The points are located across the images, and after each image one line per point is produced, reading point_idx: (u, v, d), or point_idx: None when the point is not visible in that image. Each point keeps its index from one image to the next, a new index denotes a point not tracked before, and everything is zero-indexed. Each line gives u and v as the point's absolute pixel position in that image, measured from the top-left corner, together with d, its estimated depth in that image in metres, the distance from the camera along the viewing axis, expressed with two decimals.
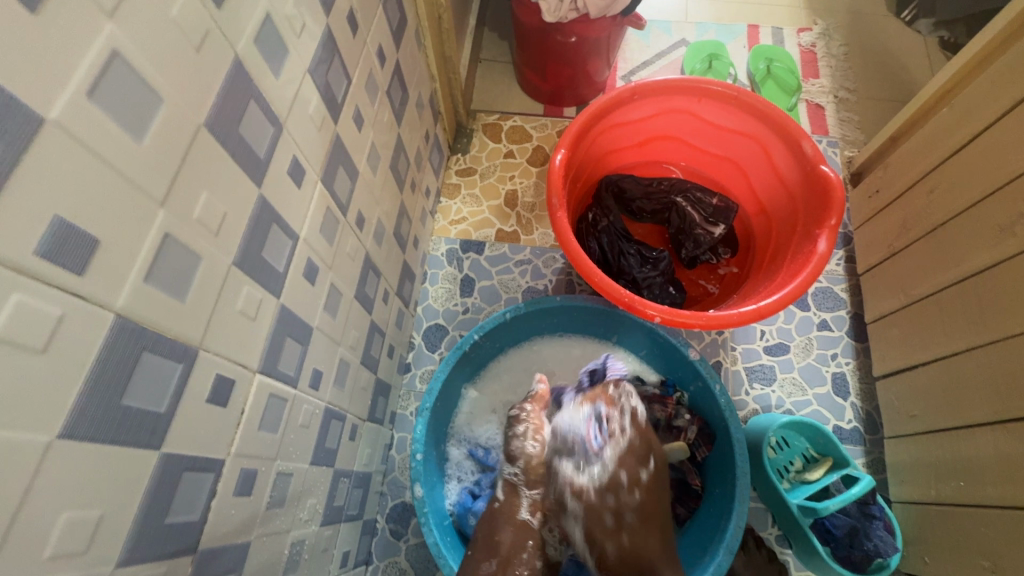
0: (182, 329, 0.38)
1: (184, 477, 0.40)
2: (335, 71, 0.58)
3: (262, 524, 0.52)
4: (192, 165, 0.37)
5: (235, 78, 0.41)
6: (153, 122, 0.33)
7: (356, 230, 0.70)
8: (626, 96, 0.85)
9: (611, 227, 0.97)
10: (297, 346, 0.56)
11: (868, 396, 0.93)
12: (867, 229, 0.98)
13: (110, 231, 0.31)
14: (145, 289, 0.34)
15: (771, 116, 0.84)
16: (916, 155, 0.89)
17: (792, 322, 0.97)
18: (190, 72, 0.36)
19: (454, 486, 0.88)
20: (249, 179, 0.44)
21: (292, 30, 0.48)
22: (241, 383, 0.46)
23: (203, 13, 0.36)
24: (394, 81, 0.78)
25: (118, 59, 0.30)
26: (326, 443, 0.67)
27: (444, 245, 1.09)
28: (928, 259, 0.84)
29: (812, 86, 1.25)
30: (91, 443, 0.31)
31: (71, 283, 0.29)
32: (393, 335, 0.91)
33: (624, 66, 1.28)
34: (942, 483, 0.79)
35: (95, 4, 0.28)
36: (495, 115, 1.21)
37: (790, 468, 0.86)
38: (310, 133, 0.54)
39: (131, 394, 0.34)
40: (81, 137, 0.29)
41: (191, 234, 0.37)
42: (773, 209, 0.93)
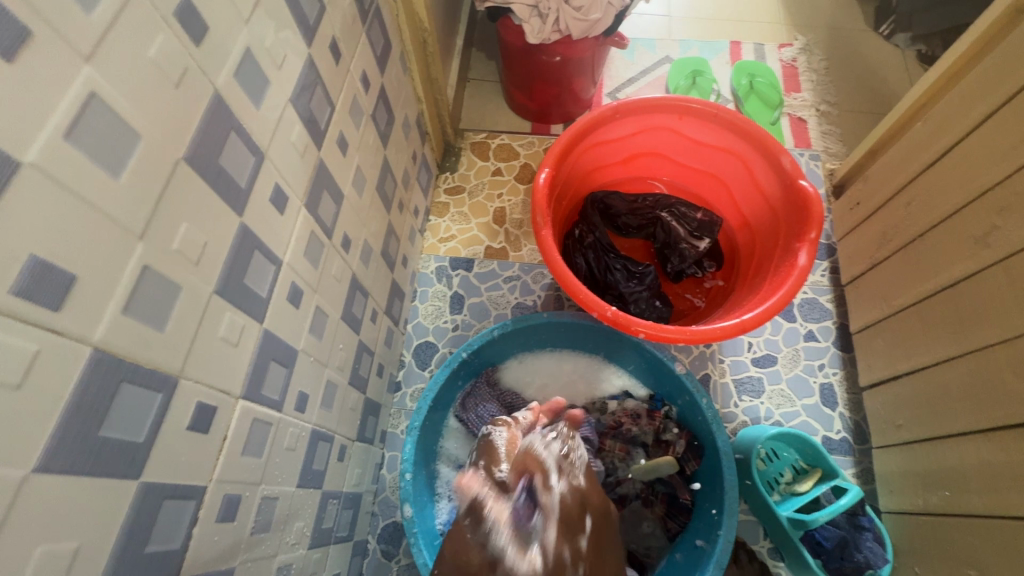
0: (160, 359, 0.38)
1: (165, 505, 0.40)
2: (318, 98, 0.59)
3: (247, 549, 0.52)
4: (170, 198, 0.38)
5: (215, 112, 0.42)
6: (131, 159, 0.34)
7: (342, 252, 0.71)
8: (609, 114, 0.87)
9: (597, 242, 0.98)
10: (282, 369, 0.56)
11: (855, 406, 0.94)
12: (850, 240, 1.00)
13: (87, 266, 0.32)
14: (123, 321, 0.34)
15: (750, 131, 0.85)
16: (894, 167, 0.91)
17: (779, 333, 0.98)
18: (169, 108, 0.37)
19: (445, 505, 0.86)
20: (230, 208, 0.45)
21: (273, 62, 0.49)
22: (223, 410, 0.46)
23: (181, 50, 0.37)
24: (379, 104, 0.80)
25: (95, 100, 0.31)
26: (314, 465, 0.67)
27: (433, 263, 1.10)
28: (909, 269, 0.85)
29: (795, 100, 1.27)
30: (67, 475, 0.32)
31: (48, 319, 0.30)
32: (382, 353, 0.92)
33: (610, 83, 1.30)
34: (929, 491, 0.79)
35: (72, 49, 0.30)
36: (483, 134, 1.23)
37: (779, 479, 0.86)
38: (293, 159, 0.55)
39: (110, 425, 0.34)
40: (58, 177, 0.30)
41: (170, 265, 0.38)
42: (756, 222, 0.94)
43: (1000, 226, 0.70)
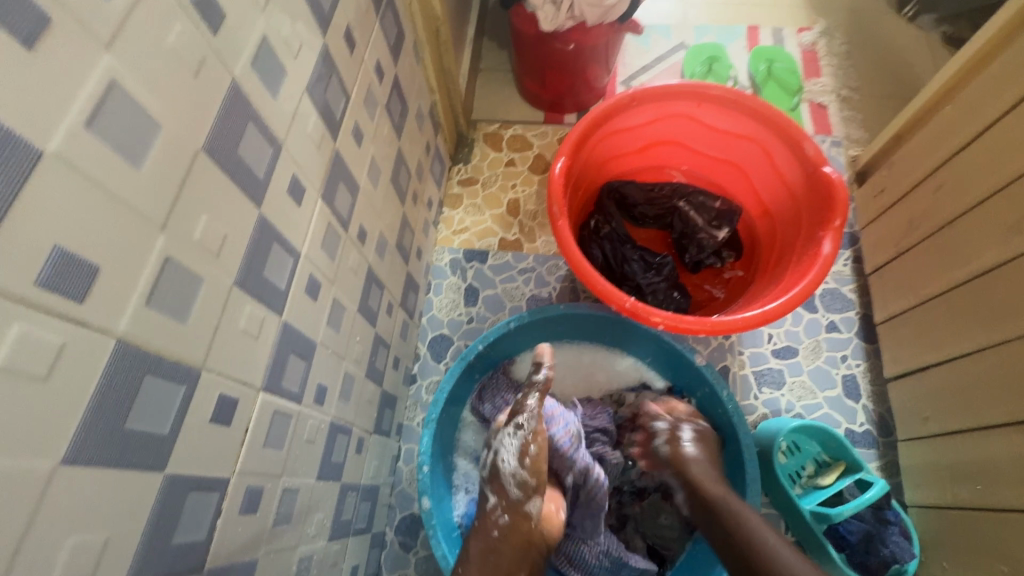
0: (183, 351, 0.38)
1: (190, 496, 0.40)
2: (333, 88, 0.59)
3: (269, 540, 0.52)
4: (191, 189, 0.37)
5: (233, 101, 0.41)
6: (152, 148, 0.34)
7: (358, 244, 0.70)
8: (625, 102, 0.85)
9: (614, 233, 0.97)
10: (301, 362, 0.56)
11: (879, 397, 0.92)
12: (874, 228, 0.97)
13: (110, 257, 0.31)
14: (145, 313, 0.34)
15: (770, 117, 0.83)
16: (922, 152, 0.88)
17: (800, 324, 0.97)
18: (188, 97, 0.36)
19: (462, 497, 0.86)
20: (248, 199, 0.44)
21: (290, 51, 0.49)
22: (245, 401, 0.46)
23: (199, 38, 0.37)
24: (393, 95, 0.79)
25: (116, 88, 0.31)
26: (333, 457, 0.67)
27: (448, 255, 1.09)
28: (938, 257, 0.82)
29: (815, 85, 1.24)
30: (95, 468, 0.31)
31: (72, 310, 0.29)
32: (398, 346, 0.91)
33: (623, 71, 1.28)
34: (958, 485, 0.77)
35: (93, 36, 0.29)
36: (496, 124, 1.22)
37: (801, 473, 0.85)
38: (309, 150, 0.54)
39: (135, 417, 0.34)
40: (80, 166, 0.29)
41: (192, 256, 0.38)
42: (777, 210, 0.92)
43: None
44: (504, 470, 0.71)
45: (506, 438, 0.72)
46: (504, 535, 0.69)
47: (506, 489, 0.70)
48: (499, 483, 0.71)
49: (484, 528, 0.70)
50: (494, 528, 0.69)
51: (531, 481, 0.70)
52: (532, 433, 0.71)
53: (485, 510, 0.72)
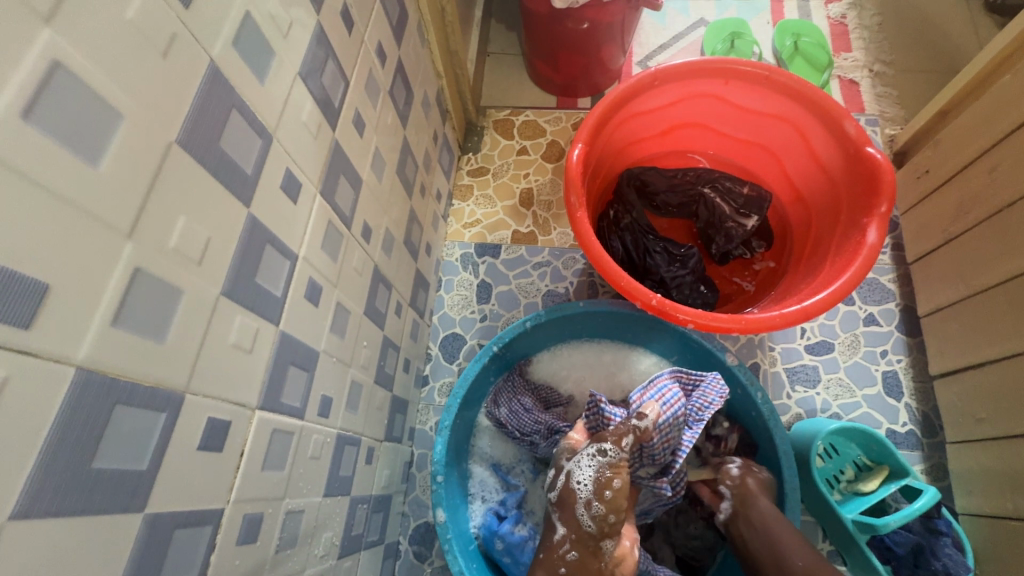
0: (162, 374, 0.33)
1: (176, 535, 0.35)
2: (331, 72, 0.53)
3: (272, 569, 0.48)
4: (164, 189, 0.32)
5: (212, 87, 0.36)
6: (112, 142, 0.29)
7: (363, 242, 0.65)
8: (648, 82, 0.79)
9: (635, 223, 0.90)
10: (302, 373, 0.52)
11: (923, 396, 0.85)
12: (917, 213, 0.90)
13: (64, 271, 0.26)
14: (113, 334, 0.29)
15: (807, 94, 0.76)
16: (974, 130, 0.80)
17: (836, 317, 0.90)
18: (157, 81, 0.31)
19: (478, 507, 0.81)
20: (235, 198, 0.39)
21: (279, 31, 0.43)
22: (239, 423, 0.41)
23: (167, 12, 0.31)
24: (397, 80, 0.73)
25: (61, 71, 0.26)
26: (341, 471, 0.63)
27: (458, 250, 1.04)
28: (994, 244, 0.75)
29: (846, 60, 1.16)
30: (56, 517, 0.27)
31: (15, 338, 0.24)
32: (408, 347, 0.87)
33: (640, 51, 1.21)
34: (1018, 494, 0.70)
35: (26, 7, 0.24)
36: (506, 110, 1.16)
37: (840, 478, 0.79)
38: (304, 141, 0.49)
39: (105, 454, 0.30)
40: (17, 165, 0.24)
41: (168, 265, 0.33)
42: (812, 196, 0.85)
43: None
44: (581, 502, 0.65)
45: (584, 463, 0.66)
46: (571, 573, 0.63)
47: (580, 519, 0.64)
48: (571, 513, 0.65)
49: (550, 561, 0.65)
50: (562, 564, 0.64)
51: (608, 517, 0.64)
52: (615, 460, 0.65)
53: (550, 542, 0.66)
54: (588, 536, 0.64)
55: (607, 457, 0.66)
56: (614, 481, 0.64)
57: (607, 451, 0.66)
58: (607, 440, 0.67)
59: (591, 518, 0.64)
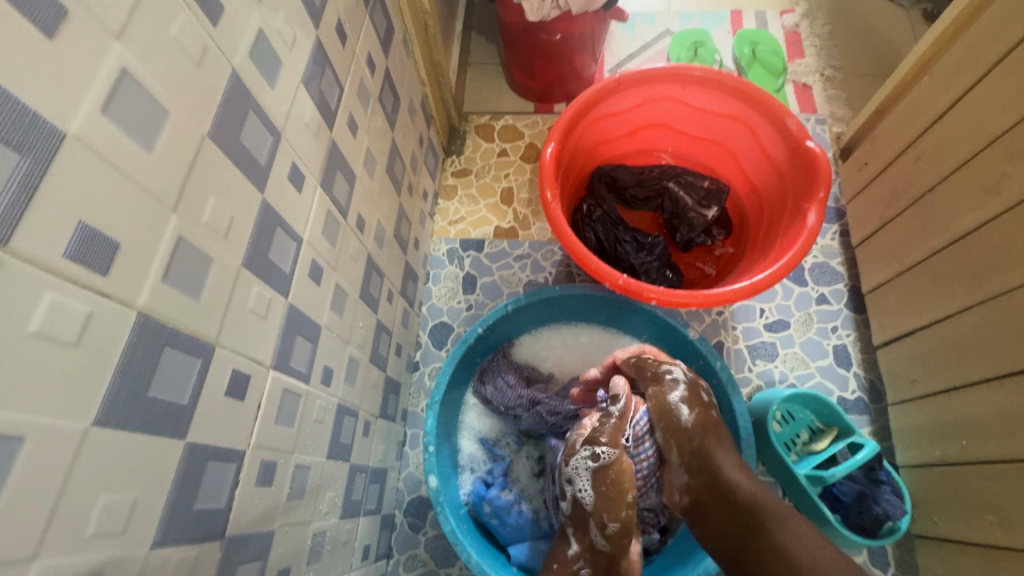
0: (197, 326, 0.40)
1: (209, 466, 0.42)
2: (327, 80, 0.61)
3: (284, 514, 0.55)
4: (200, 173, 0.40)
5: (233, 90, 0.43)
6: (162, 133, 0.36)
7: (357, 232, 0.72)
8: (612, 86, 0.87)
9: (606, 216, 0.99)
10: (307, 343, 0.59)
11: (869, 365, 0.94)
12: (859, 201, 1.00)
13: (128, 234, 0.33)
14: (162, 289, 0.36)
15: (753, 96, 0.86)
16: (902, 124, 0.90)
17: (790, 297, 0.99)
18: (193, 85, 0.39)
19: (468, 477, 0.88)
20: (252, 184, 0.46)
21: (284, 44, 0.51)
22: (257, 378, 0.48)
23: (200, 30, 0.39)
24: (385, 87, 0.81)
25: (127, 77, 0.33)
26: (341, 438, 0.69)
27: (445, 245, 1.11)
28: (921, 225, 0.84)
29: (799, 66, 1.27)
30: (122, 430, 0.34)
31: (97, 283, 0.31)
32: (400, 334, 0.94)
33: (611, 60, 1.30)
34: (946, 443, 0.79)
35: (104, 27, 0.31)
36: (487, 116, 1.24)
37: (796, 440, 0.87)
38: (307, 139, 0.56)
39: (156, 386, 0.36)
40: (99, 150, 0.31)
41: (202, 237, 0.40)
42: (763, 186, 0.95)
43: (1010, 173, 0.70)
44: (595, 519, 0.65)
45: (582, 468, 0.66)
46: None
47: (590, 536, 0.66)
48: (584, 530, 0.67)
49: (561, 571, 0.68)
50: None
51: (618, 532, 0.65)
52: (612, 464, 0.64)
53: (566, 555, 0.69)
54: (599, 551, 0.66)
55: (602, 461, 0.65)
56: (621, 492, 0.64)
57: (603, 455, 0.65)
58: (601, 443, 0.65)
59: (602, 538, 0.65)
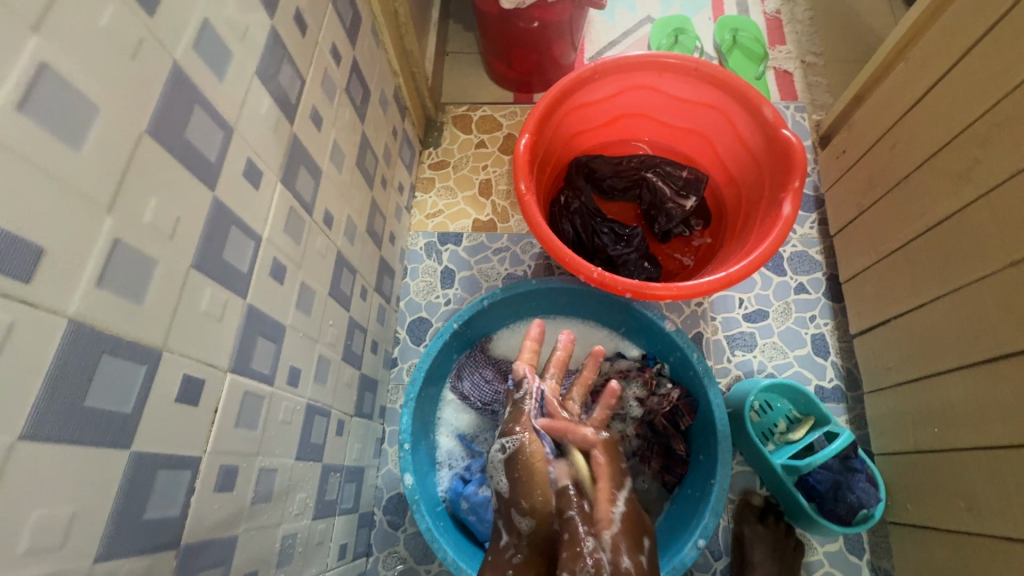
0: (141, 332, 0.39)
1: (159, 474, 0.41)
2: (287, 72, 0.59)
3: (248, 518, 0.53)
4: (138, 171, 0.38)
5: (176, 84, 0.42)
6: (92, 131, 0.34)
7: (325, 228, 0.71)
8: (587, 76, 0.86)
9: (584, 207, 0.98)
10: (270, 344, 0.57)
11: (847, 354, 0.95)
12: (836, 190, 0.99)
13: (55, 238, 0.32)
14: (98, 294, 0.35)
15: (730, 84, 0.84)
16: (878, 112, 0.90)
17: (769, 287, 0.99)
18: (127, 79, 0.37)
19: (446, 473, 0.88)
20: (201, 182, 0.45)
21: (235, 35, 0.49)
22: (212, 382, 0.47)
23: (135, 21, 0.37)
24: (353, 78, 0.79)
25: (48, 71, 0.31)
26: (312, 438, 0.68)
27: (422, 239, 1.10)
28: (896, 214, 0.84)
29: (779, 52, 1.26)
30: (56, 443, 0.32)
31: (19, 291, 0.30)
32: (376, 330, 0.92)
33: (591, 48, 1.28)
34: (918, 430, 0.80)
35: (17, 18, 0.30)
36: (464, 106, 1.22)
37: (774, 430, 0.87)
38: (264, 133, 0.54)
39: (95, 395, 0.35)
40: (16, 149, 0.30)
41: (144, 238, 0.39)
42: (741, 176, 0.94)
43: (981, 161, 0.70)
44: (515, 507, 0.67)
45: (496, 460, 0.71)
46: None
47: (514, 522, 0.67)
48: (509, 520, 0.68)
49: (497, 563, 0.67)
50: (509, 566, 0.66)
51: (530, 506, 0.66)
52: (516, 450, 0.69)
53: (498, 547, 0.69)
54: (525, 534, 0.66)
55: (510, 448, 0.70)
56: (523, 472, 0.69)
57: (509, 444, 0.71)
58: (508, 434, 0.71)
59: (526, 522, 0.66)
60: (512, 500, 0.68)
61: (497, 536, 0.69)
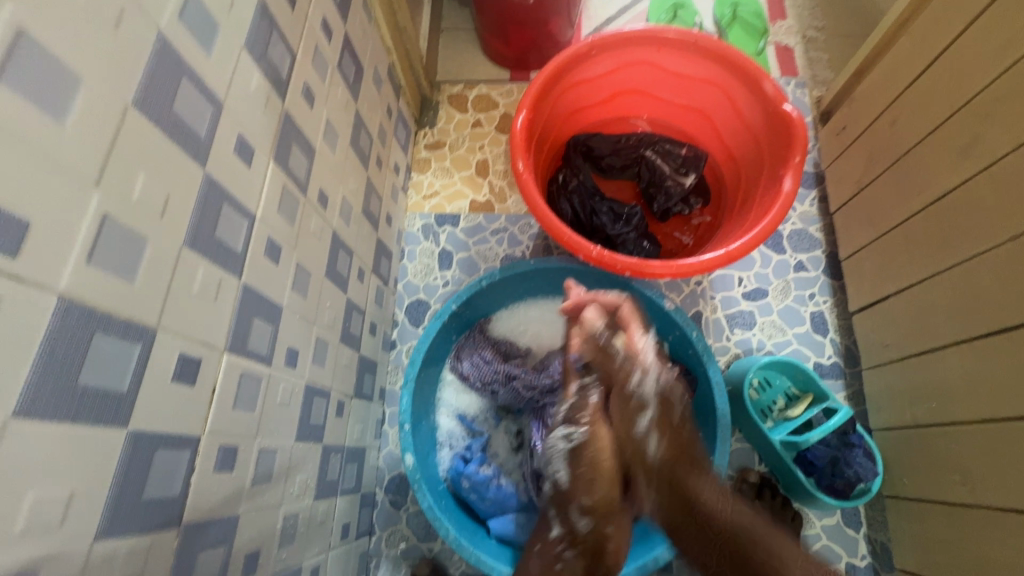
0: (134, 310, 0.38)
1: (157, 454, 0.41)
2: (276, 46, 0.57)
3: (249, 498, 0.54)
4: (125, 146, 0.37)
5: (162, 55, 0.40)
6: (75, 103, 0.33)
7: (320, 208, 0.70)
8: (585, 51, 0.84)
9: (582, 186, 0.97)
10: (267, 325, 0.57)
11: (845, 331, 0.95)
12: (836, 166, 0.98)
13: (40, 212, 0.31)
14: (88, 271, 0.34)
15: (730, 58, 0.83)
16: (879, 86, 0.88)
17: (769, 266, 0.98)
18: (109, 49, 0.35)
19: (446, 453, 0.88)
20: (191, 158, 0.44)
21: (221, 6, 0.47)
22: (209, 362, 0.46)
23: None
24: (345, 54, 0.77)
25: (25, 38, 0.30)
26: (311, 419, 0.68)
27: (419, 221, 1.09)
28: (896, 189, 0.83)
29: (780, 27, 1.23)
30: (49, 421, 0.32)
31: (7, 266, 0.29)
32: (374, 312, 0.92)
33: (588, 23, 1.26)
34: (916, 405, 0.80)
35: None
36: (460, 85, 1.20)
37: (773, 407, 0.88)
38: (254, 109, 0.53)
39: (88, 373, 0.35)
40: None
41: (133, 215, 0.38)
42: (741, 152, 0.93)
43: (984, 133, 0.69)
44: (573, 509, 0.75)
45: (558, 449, 0.77)
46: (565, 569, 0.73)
47: (572, 521, 0.75)
48: (565, 514, 0.76)
49: (548, 554, 0.74)
50: (558, 560, 0.73)
51: (598, 512, 0.74)
52: (584, 443, 0.76)
53: (547, 539, 0.75)
54: (582, 535, 0.74)
55: (576, 440, 0.77)
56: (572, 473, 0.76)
57: (576, 435, 0.77)
58: (578, 425, 0.77)
59: (583, 524, 0.74)
60: (569, 497, 0.76)
61: (547, 527, 0.76)
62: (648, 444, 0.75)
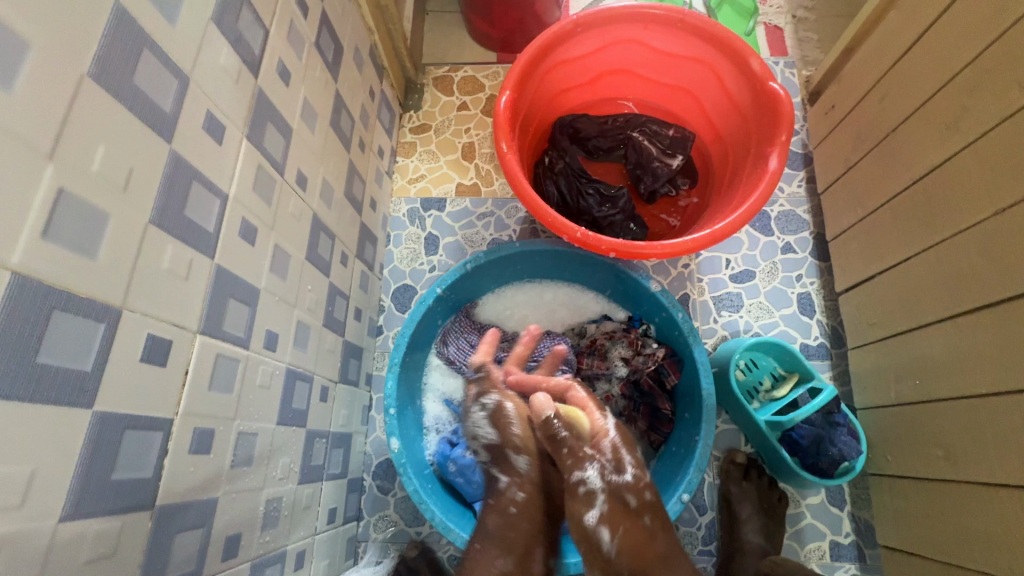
0: (96, 287, 0.37)
1: (127, 435, 0.40)
2: (247, 20, 0.55)
3: (228, 481, 0.53)
4: (81, 118, 0.36)
5: (120, 25, 0.39)
6: (22, 72, 0.32)
7: (298, 189, 0.68)
8: (569, 29, 0.82)
9: (568, 168, 0.96)
10: (244, 307, 0.56)
11: (832, 312, 0.95)
12: (825, 146, 0.98)
13: None
14: (43, 246, 0.33)
15: (716, 34, 0.81)
16: (868, 64, 0.87)
17: (756, 247, 0.98)
18: (60, 16, 0.34)
19: (433, 437, 0.88)
20: (156, 133, 0.42)
21: None
22: (181, 343, 0.45)
23: None
24: (323, 32, 0.75)
25: None
26: (294, 404, 0.67)
27: (405, 205, 1.07)
28: (884, 168, 0.83)
29: (769, 7, 1.21)
30: (4, 399, 0.31)
31: None
32: (358, 297, 0.91)
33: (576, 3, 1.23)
34: (901, 383, 0.80)
35: None
36: (445, 67, 1.18)
37: (759, 388, 0.87)
38: (225, 85, 0.52)
39: (48, 351, 0.34)
40: None
41: (92, 189, 0.37)
42: (728, 132, 0.92)
43: (970, 108, 0.68)
44: (509, 447, 0.80)
45: (479, 420, 0.82)
46: (520, 510, 0.76)
47: (513, 463, 0.79)
48: (506, 463, 0.80)
49: (500, 506, 0.77)
50: (512, 504, 0.77)
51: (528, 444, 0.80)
52: (496, 407, 0.82)
53: (498, 490, 0.79)
54: (525, 475, 0.79)
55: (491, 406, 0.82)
56: (510, 427, 0.81)
57: (490, 404, 0.82)
58: (489, 393, 0.83)
59: (521, 461, 0.80)
60: (504, 450, 0.80)
61: (496, 480, 0.80)
62: (602, 539, 0.74)
